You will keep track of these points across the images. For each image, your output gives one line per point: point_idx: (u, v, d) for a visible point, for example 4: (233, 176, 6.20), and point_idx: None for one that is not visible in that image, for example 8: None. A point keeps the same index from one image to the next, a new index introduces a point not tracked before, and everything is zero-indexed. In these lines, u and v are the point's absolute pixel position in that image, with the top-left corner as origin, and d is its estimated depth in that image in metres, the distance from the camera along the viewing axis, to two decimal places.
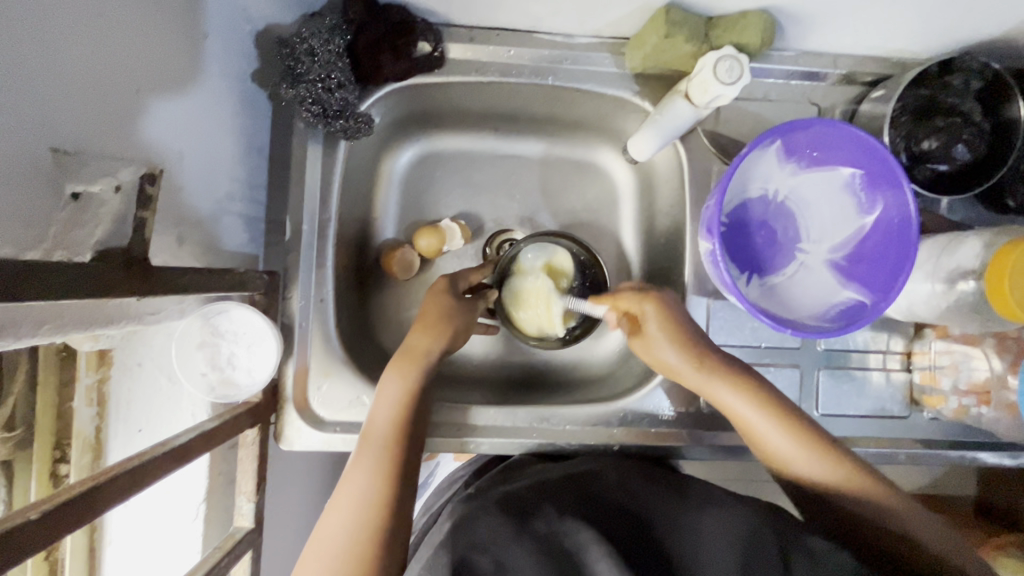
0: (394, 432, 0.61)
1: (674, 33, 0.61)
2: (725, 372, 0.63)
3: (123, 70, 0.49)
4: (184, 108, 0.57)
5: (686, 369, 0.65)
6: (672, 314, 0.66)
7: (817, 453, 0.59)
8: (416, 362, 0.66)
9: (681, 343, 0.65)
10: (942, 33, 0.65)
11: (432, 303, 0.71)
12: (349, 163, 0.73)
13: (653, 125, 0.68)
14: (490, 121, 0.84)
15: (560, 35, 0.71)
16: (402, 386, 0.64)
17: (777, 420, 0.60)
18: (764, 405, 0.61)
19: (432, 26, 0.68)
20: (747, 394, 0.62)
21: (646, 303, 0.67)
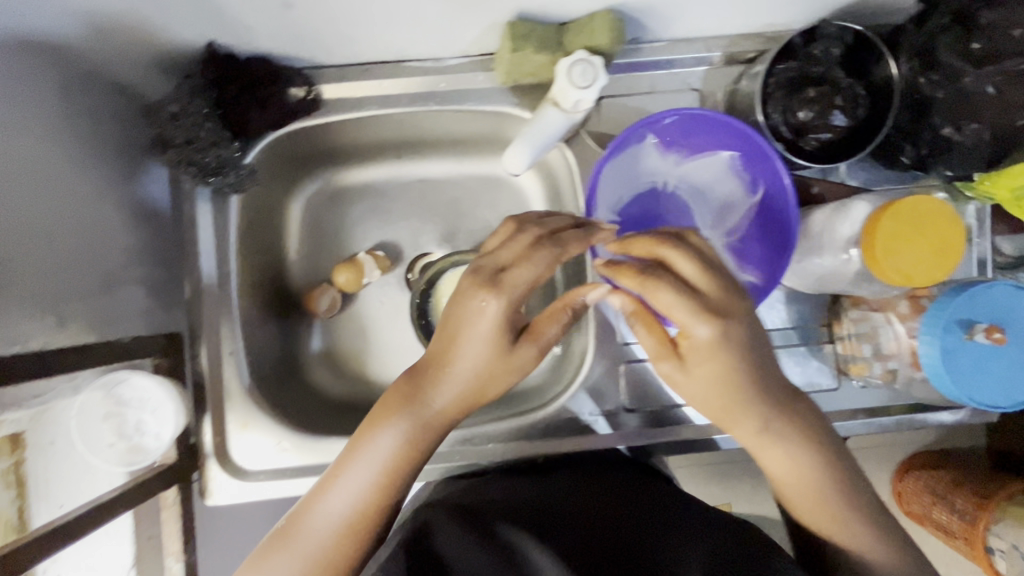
0: (377, 497, 0.54)
1: (522, 45, 0.61)
2: (717, 390, 0.51)
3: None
4: (48, 189, 0.58)
5: (693, 383, 0.51)
6: (692, 326, 0.47)
7: (790, 459, 0.55)
8: (426, 426, 0.54)
9: (707, 359, 0.49)
10: (801, 4, 0.65)
11: (497, 354, 0.53)
12: (246, 214, 0.74)
13: (524, 138, 0.65)
14: (391, 151, 0.85)
15: (429, 60, 0.71)
16: (402, 448, 0.54)
17: (760, 424, 0.54)
18: (754, 414, 0.53)
19: (300, 72, 0.69)
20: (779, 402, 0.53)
21: (668, 289, 0.46)
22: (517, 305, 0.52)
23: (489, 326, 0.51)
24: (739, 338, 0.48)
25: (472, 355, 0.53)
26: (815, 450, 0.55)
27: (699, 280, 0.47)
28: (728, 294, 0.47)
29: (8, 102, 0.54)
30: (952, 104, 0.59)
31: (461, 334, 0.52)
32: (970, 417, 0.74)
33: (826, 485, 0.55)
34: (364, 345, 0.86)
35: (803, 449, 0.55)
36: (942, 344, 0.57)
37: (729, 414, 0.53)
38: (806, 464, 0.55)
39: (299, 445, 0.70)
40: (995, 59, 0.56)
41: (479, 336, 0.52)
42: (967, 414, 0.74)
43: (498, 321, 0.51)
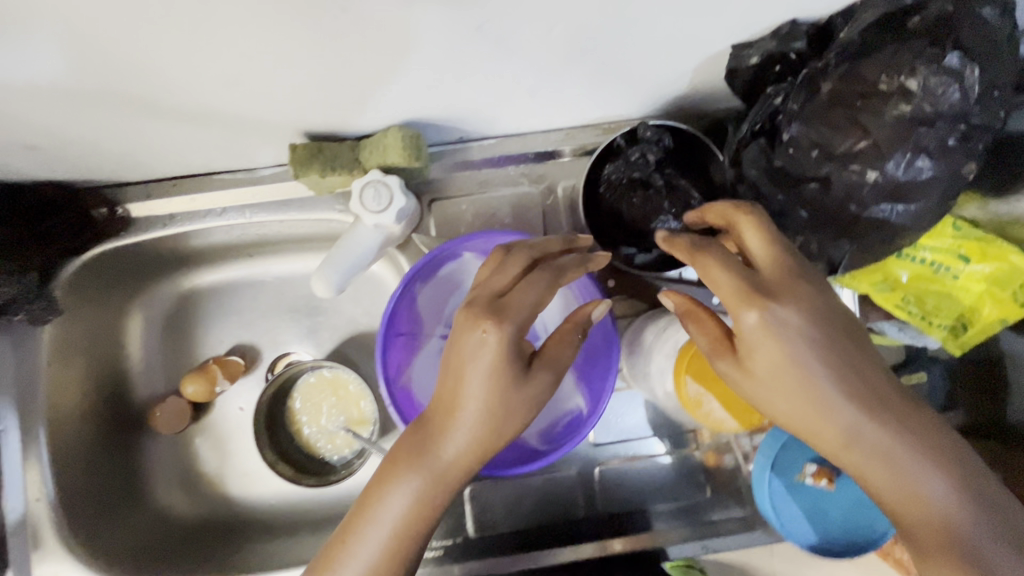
0: (397, 553, 0.45)
1: (308, 169, 0.56)
2: (824, 391, 0.40)
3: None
4: None
5: (775, 389, 0.41)
6: (772, 304, 0.39)
7: (902, 484, 0.39)
8: (440, 482, 0.45)
9: (762, 362, 0.40)
10: (628, 98, 0.59)
11: (502, 398, 0.44)
12: (59, 342, 0.70)
13: (330, 260, 0.59)
14: (236, 250, 0.79)
15: (241, 171, 0.66)
16: (414, 509, 0.45)
17: (861, 430, 0.40)
18: (851, 414, 0.40)
19: (98, 192, 0.65)
20: (864, 387, 0.40)
21: (725, 268, 0.40)
22: (522, 333, 0.44)
23: (493, 361, 0.43)
24: (808, 318, 0.40)
25: (474, 403, 0.44)
26: (929, 445, 0.39)
27: (758, 255, 0.43)
28: (787, 265, 0.41)
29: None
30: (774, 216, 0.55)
31: (454, 380, 0.44)
32: None
33: (971, 518, 0.38)
34: (218, 459, 0.81)
35: (940, 461, 0.39)
36: (772, 485, 0.55)
37: (859, 424, 0.40)
38: (959, 468, 0.39)
39: None
40: (797, 182, 0.50)
41: (477, 373, 0.43)
42: None
43: (501, 352, 0.43)
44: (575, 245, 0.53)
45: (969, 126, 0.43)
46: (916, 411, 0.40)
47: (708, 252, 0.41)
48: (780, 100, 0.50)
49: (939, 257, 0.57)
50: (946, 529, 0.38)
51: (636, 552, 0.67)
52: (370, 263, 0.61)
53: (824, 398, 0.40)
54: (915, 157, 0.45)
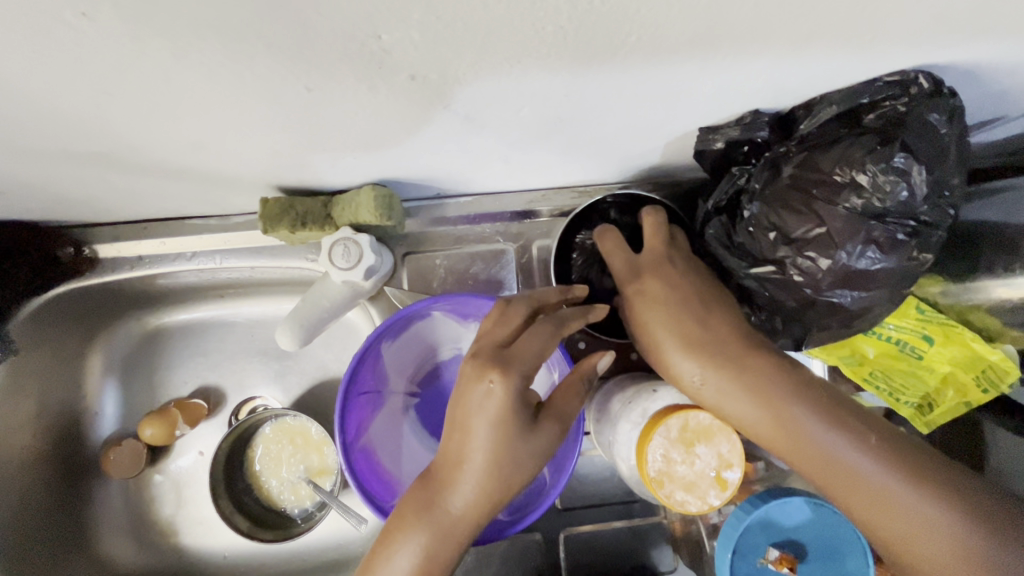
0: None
1: (279, 223, 0.56)
2: (711, 366, 0.48)
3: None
4: None
5: (674, 366, 0.50)
6: (639, 284, 0.53)
7: (807, 446, 0.46)
8: (450, 535, 0.43)
9: (649, 325, 0.51)
10: (604, 166, 0.60)
11: (514, 450, 0.42)
12: (14, 382, 0.68)
13: (296, 315, 0.59)
14: (207, 292, 0.78)
15: (214, 217, 0.65)
16: (426, 567, 0.43)
17: (751, 397, 0.47)
18: (734, 384, 0.48)
19: (68, 233, 0.64)
20: (747, 360, 0.48)
21: (617, 259, 0.56)
22: (525, 383, 0.43)
23: (499, 413, 0.42)
24: (679, 296, 0.51)
25: (479, 454, 0.42)
26: (835, 418, 0.46)
27: (648, 249, 0.55)
28: (660, 252, 0.54)
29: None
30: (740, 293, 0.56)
31: (459, 431, 0.43)
32: None
33: (849, 450, 0.45)
34: (174, 504, 0.78)
35: (831, 419, 0.46)
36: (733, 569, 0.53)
37: (773, 402, 0.47)
38: (845, 420, 0.46)
39: None
40: (758, 263, 0.52)
41: (484, 422, 0.42)
42: None
43: (507, 404, 0.42)
44: (570, 295, 0.53)
45: (917, 222, 0.45)
46: (793, 370, 0.48)
47: (609, 236, 0.58)
48: (744, 182, 0.52)
49: (904, 336, 0.58)
50: (832, 463, 0.45)
51: None
52: (336, 314, 0.61)
53: (744, 374, 0.48)
54: (864, 249, 0.46)
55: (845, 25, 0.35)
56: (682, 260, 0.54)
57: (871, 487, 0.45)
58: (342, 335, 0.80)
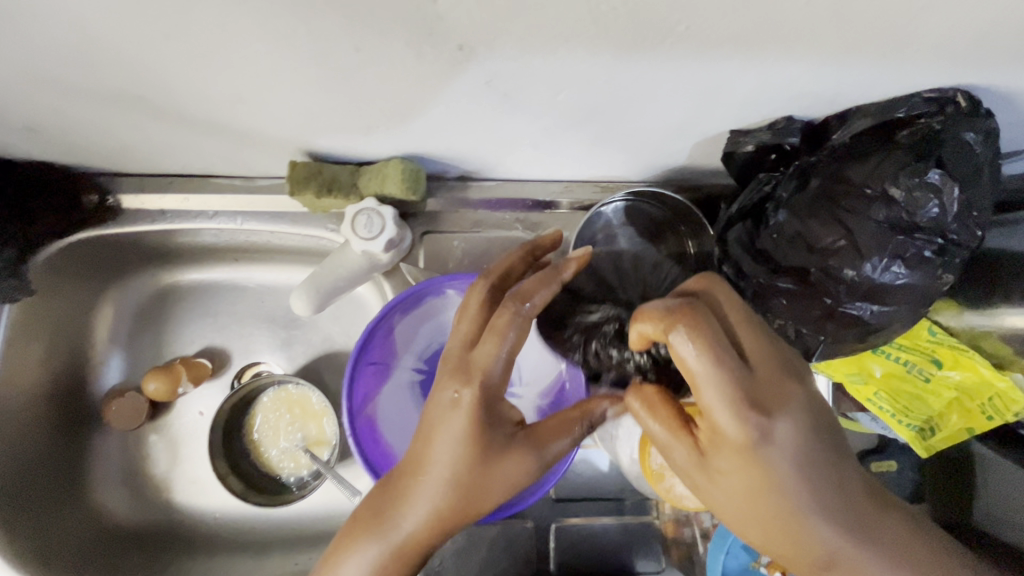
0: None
1: (305, 188, 0.55)
2: (787, 516, 0.40)
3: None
4: None
5: (730, 504, 0.41)
6: (769, 429, 0.38)
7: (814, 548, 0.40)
8: (400, 553, 0.44)
9: (742, 467, 0.39)
10: (628, 163, 0.61)
11: (477, 471, 0.43)
12: (26, 324, 0.68)
13: (311, 280, 0.58)
14: (221, 254, 0.79)
15: (239, 178, 0.66)
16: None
17: (779, 501, 0.40)
18: (771, 495, 0.39)
19: (95, 179, 0.65)
20: (828, 505, 0.40)
21: (727, 379, 0.38)
22: (498, 388, 0.44)
23: (465, 424, 0.43)
24: (795, 434, 0.39)
25: (444, 471, 0.43)
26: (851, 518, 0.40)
27: (752, 355, 0.40)
28: (773, 365, 0.40)
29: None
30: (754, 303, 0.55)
31: (426, 440, 0.44)
32: None
33: (859, 553, 0.40)
34: (170, 461, 0.78)
35: (848, 523, 0.40)
36: None
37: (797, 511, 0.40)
38: (863, 521, 0.40)
39: None
40: (777, 269, 0.51)
41: (451, 436, 0.43)
42: None
43: (475, 414, 0.43)
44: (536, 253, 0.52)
45: (945, 240, 0.45)
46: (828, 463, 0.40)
47: (682, 335, 0.38)
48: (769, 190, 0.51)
49: (911, 358, 0.59)
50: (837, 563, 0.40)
51: None
52: (349, 288, 0.61)
53: (774, 477, 0.39)
54: (890, 263, 0.46)
55: (894, 35, 0.35)
56: (790, 378, 0.41)
57: None
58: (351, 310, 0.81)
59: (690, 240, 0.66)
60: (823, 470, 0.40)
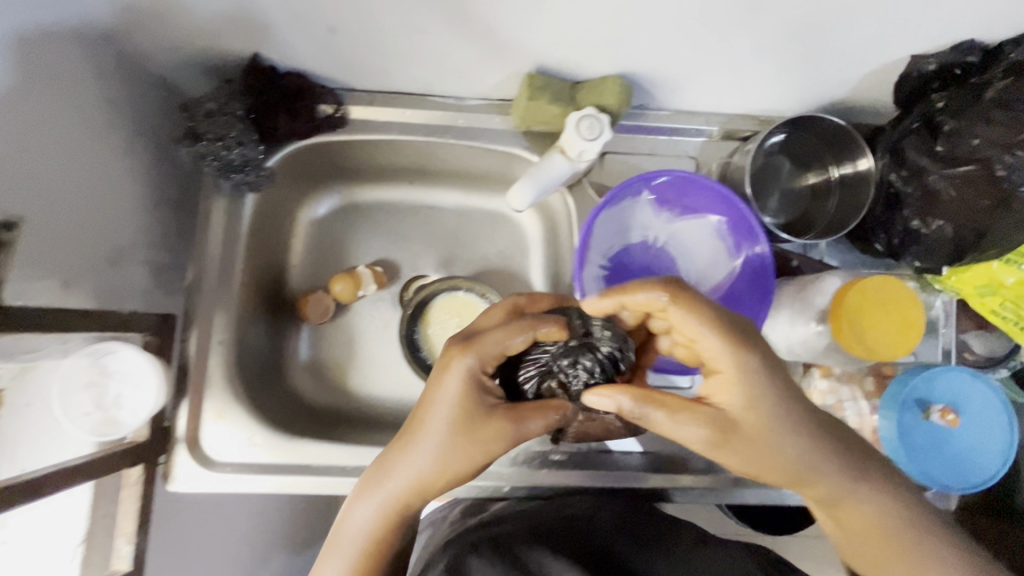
0: (367, 560, 0.55)
1: (538, 95, 0.67)
2: (805, 459, 0.53)
3: (17, 141, 0.53)
4: (89, 176, 0.62)
5: (732, 454, 0.54)
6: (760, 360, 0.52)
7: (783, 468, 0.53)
8: (387, 506, 0.56)
9: (698, 407, 0.53)
10: (797, 94, 0.72)
11: (457, 437, 0.55)
12: (258, 214, 0.78)
13: (530, 178, 0.70)
14: (402, 175, 0.89)
15: (452, 98, 0.77)
16: (376, 532, 0.56)
17: (796, 449, 0.53)
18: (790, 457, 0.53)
19: (332, 90, 0.75)
20: (811, 445, 0.53)
21: (750, 357, 0.51)
22: (479, 369, 0.56)
23: (457, 385, 0.56)
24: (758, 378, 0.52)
25: (434, 439, 0.55)
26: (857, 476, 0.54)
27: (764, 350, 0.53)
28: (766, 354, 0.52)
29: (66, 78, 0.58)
30: (921, 202, 0.66)
31: (425, 411, 0.56)
32: None
33: (879, 506, 0.54)
34: (348, 355, 0.88)
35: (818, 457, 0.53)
36: (900, 422, 0.60)
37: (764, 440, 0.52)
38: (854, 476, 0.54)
39: (271, 440, 0.71)
40: (950, 164, 0.63)
41: (443, 403, 0.55)
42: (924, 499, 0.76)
43: (462, 382, 0.56)
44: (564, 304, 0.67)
45: None
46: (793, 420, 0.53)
47: (682, 301, 0.52)
48: (945, 104, 0.62)
49: None
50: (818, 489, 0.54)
51: (737, 487, 0.75)
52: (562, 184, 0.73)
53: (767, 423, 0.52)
54: None
55: None
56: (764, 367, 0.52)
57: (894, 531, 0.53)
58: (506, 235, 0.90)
59: (832, 166, 0.76)
60: (810, 421, 0.53)
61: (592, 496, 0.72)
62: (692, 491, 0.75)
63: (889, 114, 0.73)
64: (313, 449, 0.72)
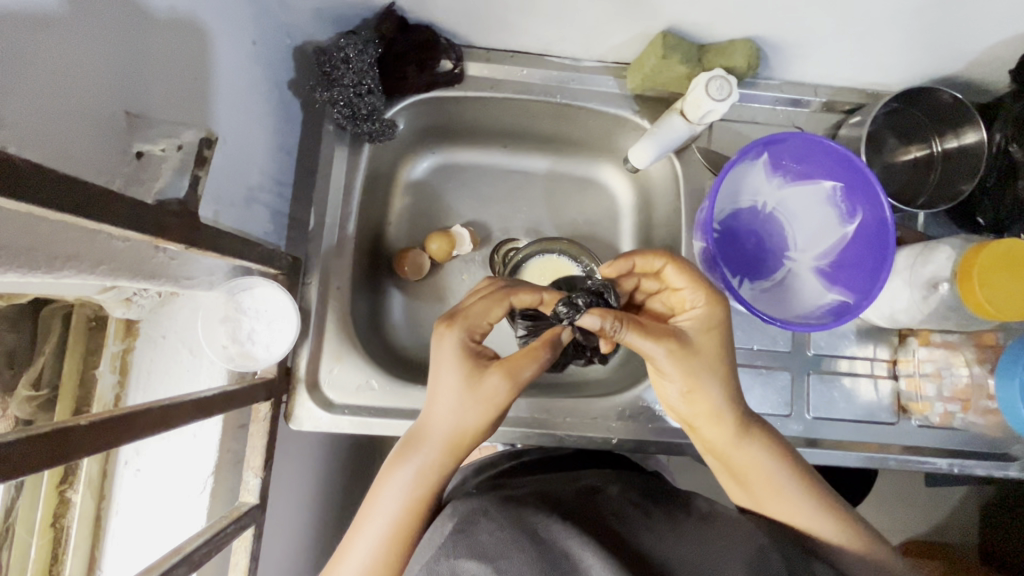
0: (403, 528, 0.56)
1: (670, 54, 0.69)
2: (733, 401, 0.61)
3: (190, 71, 0.54)
4: (235, 112, 0.63)
5: (725, 431, 0.62)
6: (712, 321, 0.60)
7: (754, 461, 0.61)
8: (423, 471, 0.58)
9: (704, 353, 0.60)
10: (912, 66, 0.73)
11: (462, 397, 0.57)
12: (370, 166, 0.79)
13: (651, 137, 0.74)
14: (500, 138, 0.90)
15: (568, 58, 0.79)
16: (408, 499, 0.57)
17: (718, 405, 0.61)
18: (757, 444, 0.62)
19: (454, 45, 0.75)
20: (738, 393, 0.62)
21: (714, 306, 0.60)
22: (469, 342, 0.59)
23: (456, 344, 0.59)
24: (714, 345, 0.61)
25: (446, 401, 0.57)
26: (765, 453, 0.62)
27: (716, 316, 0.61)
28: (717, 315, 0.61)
29: (232, 14, 0.60)
30: None
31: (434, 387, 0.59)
32: (1017, 472, 0.78)
33: (778, 479, 0.61)
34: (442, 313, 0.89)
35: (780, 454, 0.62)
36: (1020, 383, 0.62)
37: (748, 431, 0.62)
38: (785, 460, 0.62)
39: (386, 386, 0.72)
40: None
41: (447, 369, 0.58)
42: (1017, 471, 0.78)
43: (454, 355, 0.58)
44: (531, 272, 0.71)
45: None
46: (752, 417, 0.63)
47: (679, 263, 0.62)
48: None
49: None
50: (778, 483, 0.61)
51: (834, 450, 0.77)
52: (681, 144, 0.76)
53: (711, 376, 0.60)
54: None
55: None
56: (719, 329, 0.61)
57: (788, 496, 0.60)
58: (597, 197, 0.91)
59: (934, 139, 0.77)
60: (756, 424, 0.63)
61: (609, 473, 0.66)
62: None
63: (996, 90, 0.75)
64: (425, 397, 0.72)
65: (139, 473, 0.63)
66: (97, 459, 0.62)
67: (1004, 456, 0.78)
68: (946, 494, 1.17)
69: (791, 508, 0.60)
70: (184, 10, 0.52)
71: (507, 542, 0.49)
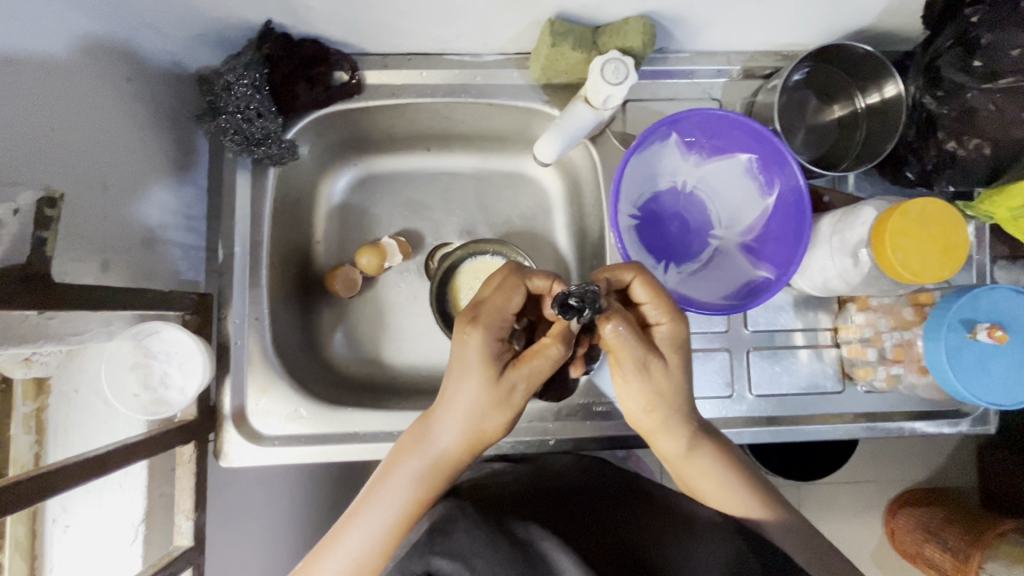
0: (406, 517, 0.59)
1: (560, 41, 0.66)
2: (684, 416, 0.61)
3: (44, 121, 0.52)
4: (116, 153, 0.61)
5: (669, 442, 0.62)
6: (666, 334, 0.58)
7: (704, 464, 0.62)
8: (432, 464, 0.60)
9: (667, 372, 0.58)
10: (820, 25, 0.70)
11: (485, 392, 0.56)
12: (281, 189, 0.77)
13: (557, 128, 0.72)
14: (419, 143, 0.88)
15: (468, 55, 0.76)
16: (414, 488, 0.59)
17: (671, 423, 0.61)
18: (706, 454, 0.63)
19: (347, 56, 0.73)
20: (686, 403, 0.61)
21: (678, 325, 0.58)
22: (495, 340, 0.56)
23: (480, 342, 0.55)
24: (674, 362, 0.59)
25: (467, 398, 0.57)
26: (718, 452, 0.63)
27: (670, 331, 0.58)
28: (682, 329, 0.59)
29: (89, 54, 0.57)
30: (958, 122, 0.65)
31: (455, 380, 0.57)
32: (969, 427, 0.77)
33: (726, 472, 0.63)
34: (380, 326, 0.88)
35: (729, 457, 0.63)
36: (946, 343, 0.60)
37: (698, 442, 0.62)
38: (733, 456, 0.64)
39: (316, 412, 0.72)
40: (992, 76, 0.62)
41: (473, 367, 0.56)
42: (968, 426, 0.77)
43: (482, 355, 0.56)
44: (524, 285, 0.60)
45: None
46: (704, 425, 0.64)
47: (645, 278, 0.58)
48: (978, 18, 0.60)
49: None
50: (726, 482, 0.62)
51: (778, 425, 0.76)
52: (590, 132, 0.73)
53: (668, 393, 0.59)
54: None
55: None
56: (679, 348, 0.59)
57: (732, 487, 0.62)
58: (521, 202, 0.91)
59: (857, 95, 0.74)
60: (707, 431, 0.64)
61: (581, 463, 0.67)
62: (735, 434, 0.75)
63: (915, 38, 0.72)
64: (357, 417, 0.72)
65: (69, 528, 0.63)
66: (23, 520, 0.62)
67: (954, 413, 0.77)
68: (932, 444, 1.15)
69: (727, 497, 0.62)
70: (19, 63, 0.50)
71: (482, 541, 0.50)
